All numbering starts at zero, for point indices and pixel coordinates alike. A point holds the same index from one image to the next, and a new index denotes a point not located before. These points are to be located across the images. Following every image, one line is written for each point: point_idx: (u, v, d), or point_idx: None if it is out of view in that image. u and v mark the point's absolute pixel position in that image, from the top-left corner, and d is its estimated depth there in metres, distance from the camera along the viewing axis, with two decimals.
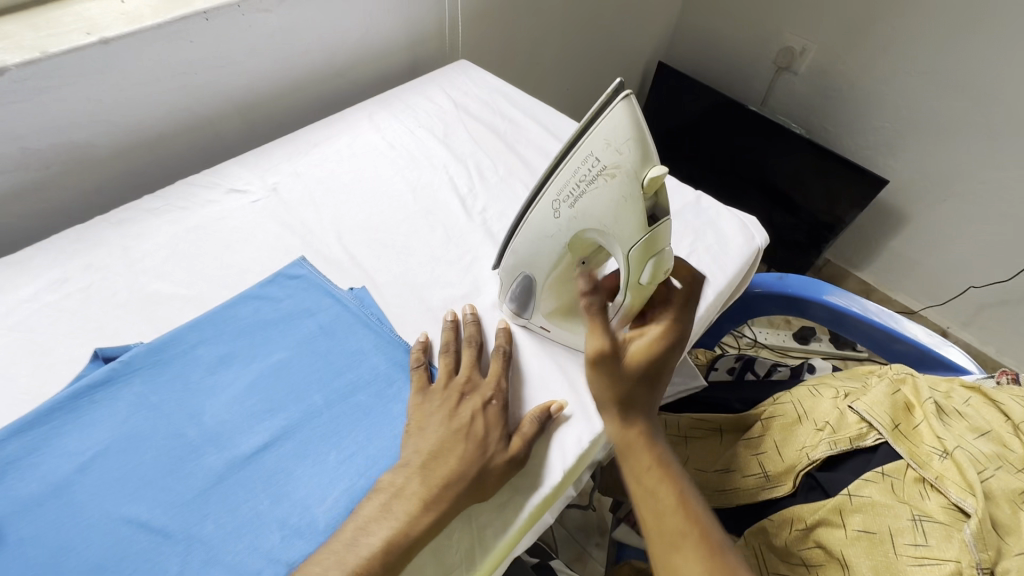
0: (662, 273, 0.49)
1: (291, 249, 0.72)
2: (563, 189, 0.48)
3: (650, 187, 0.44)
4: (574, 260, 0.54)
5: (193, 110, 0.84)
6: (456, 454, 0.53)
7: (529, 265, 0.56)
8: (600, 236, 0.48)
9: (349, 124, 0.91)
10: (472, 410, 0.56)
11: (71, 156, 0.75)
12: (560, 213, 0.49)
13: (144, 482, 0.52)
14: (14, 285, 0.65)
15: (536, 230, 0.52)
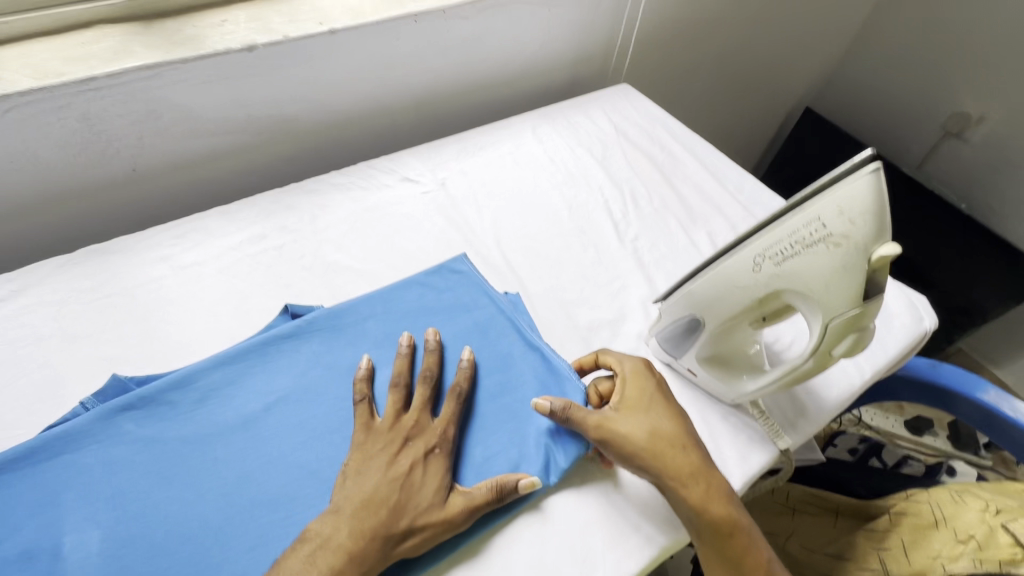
0: (857, 350, 0.48)
1: (453, 245, 0.76)
2: (773, 246, 0.47)
3: (877, 263, 0.44)
4: (752, 315, 0.52)
5: (382, 100, 0.91)
6: (380, 508, 0.50)
7: (698, 310, 0.56)
8: (800, 299, 0.48)
9: (513, 133, 0.95)
10: (412, 460, 0.53)
11: (280, 127, 0.84)
12: (761, 267, 0.48)
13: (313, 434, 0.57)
14: (224, 231, 0.74)
15: (722, 278, 0.52)
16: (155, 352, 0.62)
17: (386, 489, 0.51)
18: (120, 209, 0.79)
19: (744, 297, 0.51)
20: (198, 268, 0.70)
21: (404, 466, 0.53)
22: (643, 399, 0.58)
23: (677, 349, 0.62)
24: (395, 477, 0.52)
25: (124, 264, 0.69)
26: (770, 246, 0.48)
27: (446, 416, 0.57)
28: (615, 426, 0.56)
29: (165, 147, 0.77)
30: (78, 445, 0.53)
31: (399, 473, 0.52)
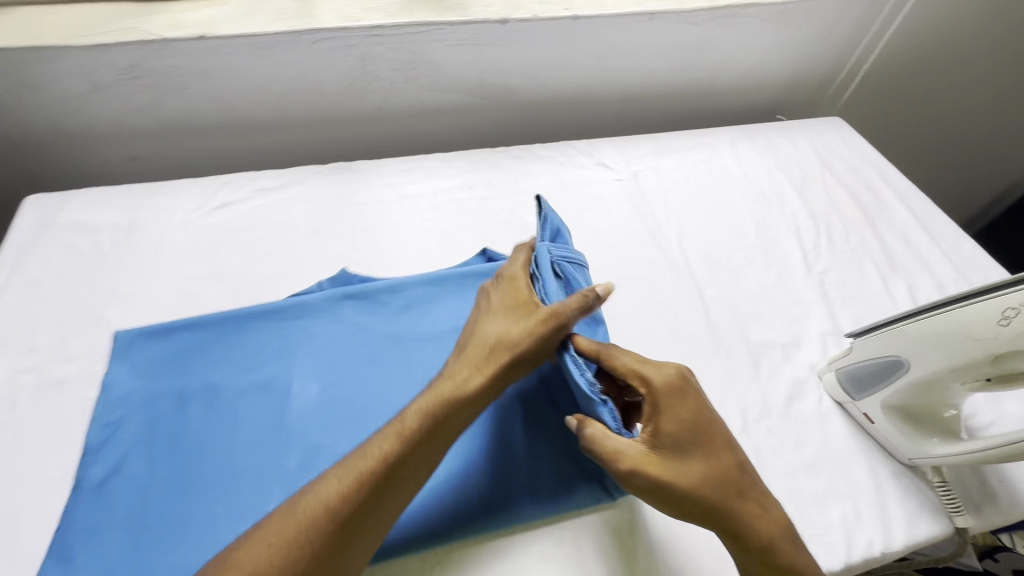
0: None
1: (638, 233, 0.79)
2: None
3: None
4: (978, 370, 0.50)
5: (593, 89, 0.96)
6: (367, 470, 0.45)
7: (909, 355, 0.53)
8: None
9: (711, 143, 0.95)
10: (437, 392, 0.49)
11: (502, 96, 0.93)
12: (1012, 321, 0.46)
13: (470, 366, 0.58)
14: (439, 174, 0.84)
15: (954, 324, 0.49)
16: (374, 259, 0.73)
17: (382, 458, 0.46)
18: (359, 138, 0.93)
19: (978, 349, 0.48)
20: (415, 200, 0.80)
21: (415, 422, 0.47)
22: (709, 432, 0.49)
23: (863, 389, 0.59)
24: (400, 433, 0.47)
25: (360, 183, 0.81)
26: None
27: (497, 299, 0.55)
28: (653, 465, 0.47)
29: (409, 94, 0.88)
30: (315, 314, 0.65)
31: (403, 431, 0.47)
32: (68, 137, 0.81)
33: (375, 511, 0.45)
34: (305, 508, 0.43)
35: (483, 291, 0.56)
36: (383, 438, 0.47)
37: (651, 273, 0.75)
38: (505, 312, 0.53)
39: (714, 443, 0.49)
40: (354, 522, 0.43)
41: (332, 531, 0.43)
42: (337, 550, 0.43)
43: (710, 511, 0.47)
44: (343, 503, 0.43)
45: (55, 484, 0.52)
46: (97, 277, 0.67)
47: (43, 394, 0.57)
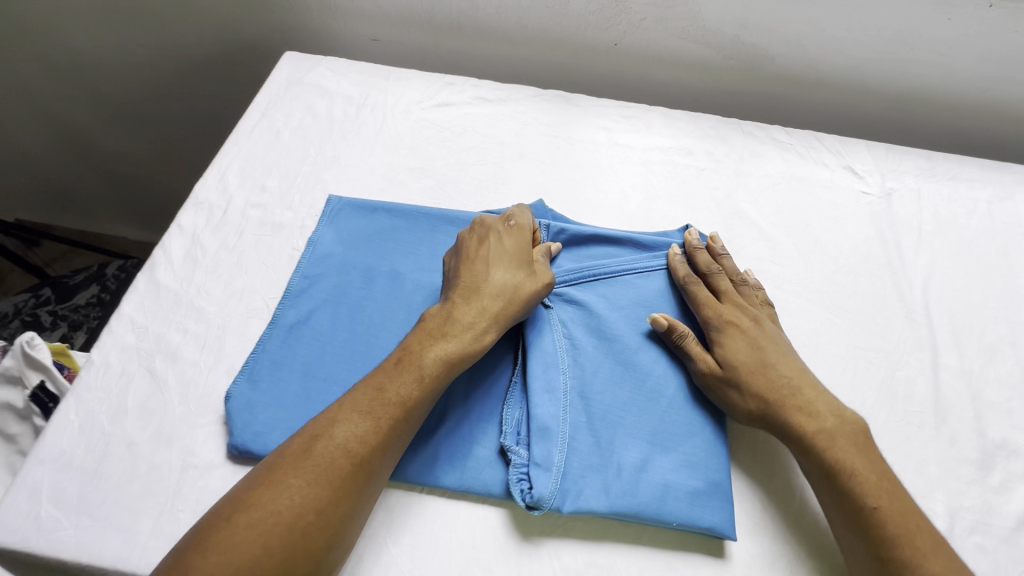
0: None
1: (872, 263, 0.66)
2: None
3: None
4: None
5: (870, 77, 0.79)
6: (379, 412, 0.47)
7: None
8: None
9: (1004, 181, 0.74)
10: (453, 343, 0.51)
11: (752, 60, 0.80)
12: None
13: (525, 353, 0.55)
14: (657, 130, 0.76)
15: None
16: (570, 199, 0.69)
17: (402, 402, 0.47)
18: (581, 71, 0.87)
19: None
20: (626, 150, 0.74)
21: (432, 368, 0.49)
22: (760, 351, 0.54)
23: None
24: (420, 378, 0.49)
25: (574, 117, 0.77)
26: None
27: (510, 247, 0.57)
28: (743, 360, 0.53)
29: (652, 35, 0.80)
30: None
31: (421, 376, 0.49)
32: (328, 5, 0.86)
33: (393, 452, 0.47)
34: (326, 449, 0.44)
35: (472, 232, 0.59)
36: (395, 385, 0.48)
37: (878, 312, 0.62)
38: (513, 262, 0.56)
39: (763, 358, 0.53)
40: (369, 463, 0.45)
41: (353, 472, 0.44)
42: (355, 490, 0.44)
43: (764, 411, 0.51)
44: (362, 445, 0.45)
45: (257, 312, 0.58)
46: (325, 141, 0.72)
47: (263, 232, 0.63)
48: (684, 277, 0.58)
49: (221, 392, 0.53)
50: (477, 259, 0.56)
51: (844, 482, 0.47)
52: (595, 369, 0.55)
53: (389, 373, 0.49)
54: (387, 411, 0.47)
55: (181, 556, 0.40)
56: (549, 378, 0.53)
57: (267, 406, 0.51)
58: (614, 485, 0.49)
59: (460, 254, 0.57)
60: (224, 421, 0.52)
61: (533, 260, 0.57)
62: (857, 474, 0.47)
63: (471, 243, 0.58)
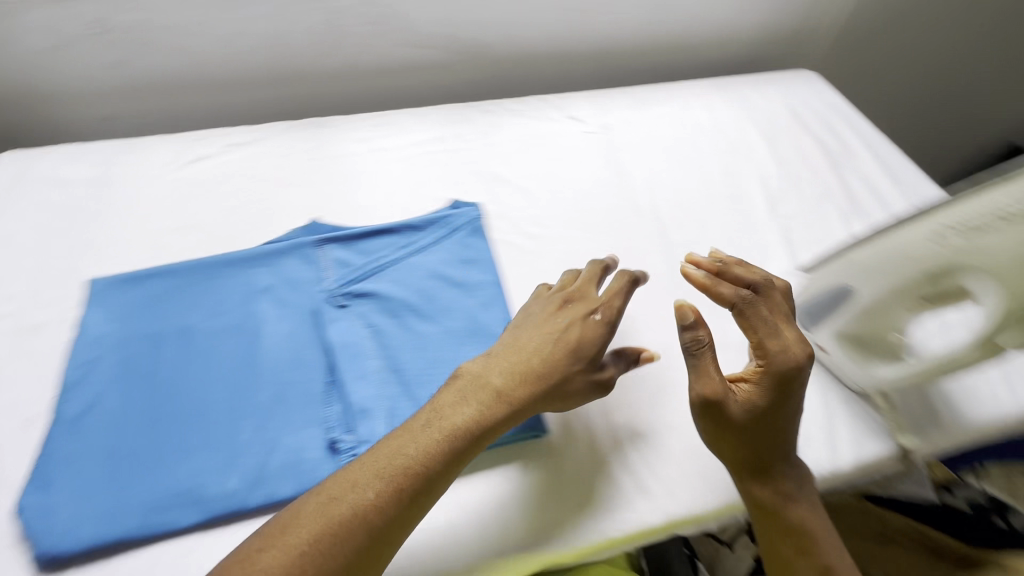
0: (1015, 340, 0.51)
1: (606, 182, 0.80)
2: (965, 216, 0.48)
3: None
4: (913, 292, 0.53)
5: (568, 43, 0.96)
6: (331, 527, 0.42)
7: (861, 277, 0.56)
8: (973, 275, 0.50)
9: (683, 96, 0.95)
10: (435, 442, 0.47)
11: (474, 50, 0.93)
12: (947, 241, 0.49)
13: (331, 354, 0.59)
14: (409, 128, 0.84)
15: (896, 245, 0.53)
16: (345, 208, 0.74)
17: (369, 507, 0.43)
18: (332, 96, 0.92)
19: (917, 267, 0.52)
20: (387, 153, 0.81)
21: (412, 475, 0.46)
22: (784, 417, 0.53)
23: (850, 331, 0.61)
24: (395, 482, 0.45)
25: (332, 137, 0.82)
26: (960, 217, 0.49)
27: (534, 321, 0.56)
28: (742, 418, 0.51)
29: (380, 50, 0.88)
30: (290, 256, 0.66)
31: (388, 475, 0.45)
32: (38, 97, 0.81)
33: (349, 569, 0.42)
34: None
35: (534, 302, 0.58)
36: (374, 494, 0.44)
37: (619, 218, 0.76)
38: (535, 341, 0.54)
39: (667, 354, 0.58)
40: None
41: None
42: None
43: (752, 466, 0.53)
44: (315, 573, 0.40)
45: (36, 420, 0.54)
46: (71, 229, 0.68)
47: (20, 339, 0.59)
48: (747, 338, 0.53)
49: (12, 513, 0.49)
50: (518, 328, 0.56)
51: (780, 525, 0.52)
52: (398, 344, 0.60)
53: (349, 474, 0.45)
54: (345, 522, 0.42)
55: None
56: (357, 366, 0.58)
57: (70, 503, 0.49)
58: None
59: (497, 346, 0.55)
60: (25, 540, 0.48)
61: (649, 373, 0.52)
62: (813, 529, 0.52)
63: (525, 330, 0.56)
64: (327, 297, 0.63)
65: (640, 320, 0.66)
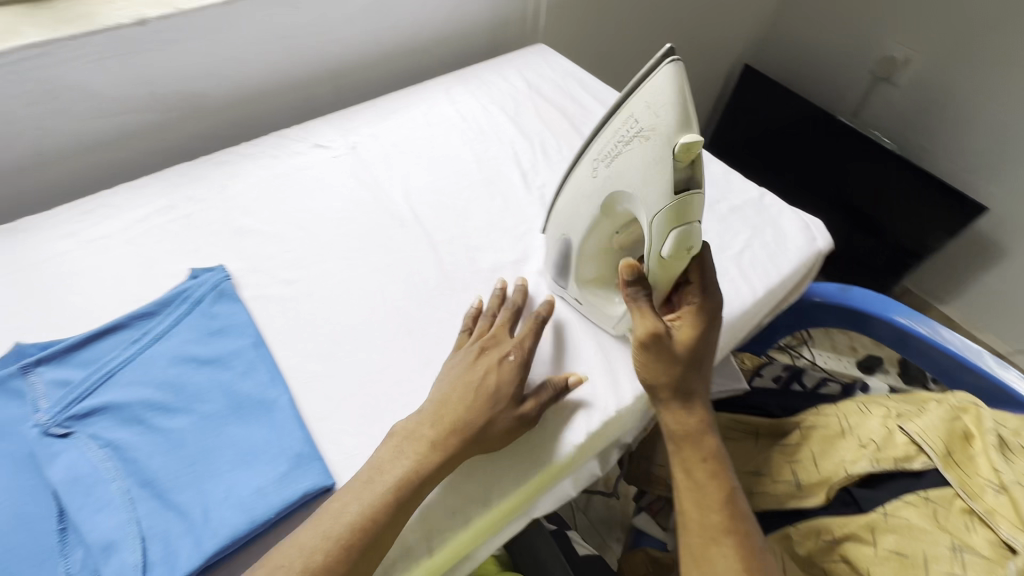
0: (687, 245, 0.56)
1: (363, 203, 0.78)
2: (603, 151, 0.60)
3: (683, 154, 0.52)
4: (607, 227, 0.64)
5: (295, 72, 0.92)
6: None
7: (564, 229, 0.67)
8: (625, 198, 0.59)
9: (427, 96, 0.96)
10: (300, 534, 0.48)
11: (188, 103, 0.85)
12: (597, 171, 0.61)
13: (57, 497, 0.49)
14: (128, 205, 0.75)
15: (578, 183, 0.65)
16: (59, 318, 0.63)
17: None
18: (29, 192, 0.79)
19: (593, 202, 0.62)
20: (104, 240, 0.71)
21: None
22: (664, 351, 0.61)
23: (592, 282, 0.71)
24: None
25: (28, 242, 0.70)
26: (601, 150, 0.60)
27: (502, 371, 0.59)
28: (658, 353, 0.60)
29: (67, 129, 0.77)
30: None
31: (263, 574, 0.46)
32: None
33: None
34: None
35: (461, 358, 0.60)
36: None
37: (382, 235, 0.75)
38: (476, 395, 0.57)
39: (517, 386, 0.59)
40: None
41: None
42: None
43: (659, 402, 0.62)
44: None
45: None
46: None
47: None
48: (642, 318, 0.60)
49: None
50: (450, 386, 0.58)
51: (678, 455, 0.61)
52: (146, 452, 0.53)
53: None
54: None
55: None
56: (94, 498, 0.49)
57: None
58: (203, 534, 0.48)
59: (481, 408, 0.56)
60: None
61: (507, 395, 0.57)
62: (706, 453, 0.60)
63: (439, 387, 0.58)
64: (41, 431, 0.53)
65: (419, 330, 0.66)
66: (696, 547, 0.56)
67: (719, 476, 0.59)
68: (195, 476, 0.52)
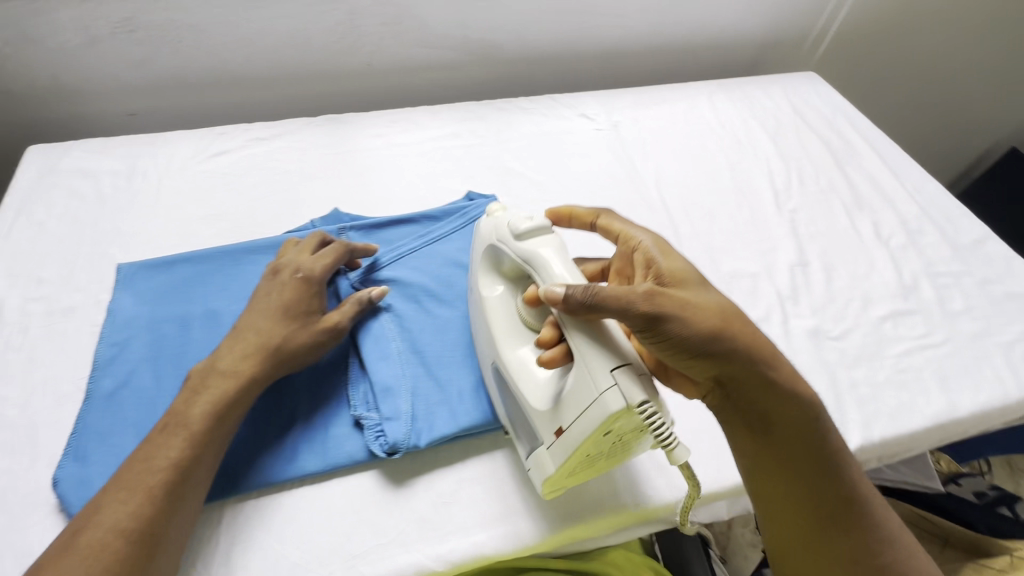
0: (522, 224, 0.53)
1: (617, 178, 0.83)
2: (473, 268, 0.60)
3: (490, 214, 0.59)
4: (505, 325, 0.55)
5: (578, 46, 0.99)
6: (158, 448, 0.46)
7: (490, 353, 0.55)
8: (487, 267, 0.58)
9: (689, 95, 0.97)
10: (217, 392, 0.50)
11: (486, 52, 0.95)
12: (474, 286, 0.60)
13: (354, 336, 0.60)
14: (424, 125, 0.87)
15: (470, 305, 0.60)
16: (365, 201, 0.76)
17: (171, 468, 0.46)
18: (348, 95, 0.95)
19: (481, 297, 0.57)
20: (403, 148, 0.83)
21: (195, 417, 0.48)
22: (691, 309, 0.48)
23: (517, 423, 0.53)
24: (180, 426, 0.48)
25: (349, 133, 0.84)
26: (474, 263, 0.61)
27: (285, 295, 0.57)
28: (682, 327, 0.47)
29: (397, 51, 0.91)
30: None
31: (190, 434, 0.47)
32: (63, 89, 0.83)
33: (180, 502, 0.46)
34: (93, 537, 0.41)
35: (262, 283, 0.59)
36: (188, 426, 0.48)
37: (630, 211, 0.79)
38: (269, 308, 0.56)
39: (303, 304, 0.57)
40: (154, 521, 0.44)
41: (136, 537, 0.42)
42: (142, 552, 0.42)
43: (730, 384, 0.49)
44: (138, 513, 0.43)
45: (69, 397, 0.56)
46: (101, 218, 0.71)
47: (53, 319, 0.61)
48: (612, 292, 0.45)
49: (49, 483, 0.50)
50: (253, 309, 0.56)
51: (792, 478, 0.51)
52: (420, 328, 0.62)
53: (154, 442, 0.47)
54: (159, 489, 0.45)
55: None
56: (380, 347, 0.59)
57: (106, 474, 0.50)
58: (457, 409, 0.56)
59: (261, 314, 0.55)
60: (61, 509, 0.50)
61: (318, 303, 0.58)
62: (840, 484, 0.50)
63: (249, 312, 0.56)
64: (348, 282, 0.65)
65: None
66: (798, 539, 0.52)
67: (850, 514, 0.50)
68: (454, 361, 0.60)
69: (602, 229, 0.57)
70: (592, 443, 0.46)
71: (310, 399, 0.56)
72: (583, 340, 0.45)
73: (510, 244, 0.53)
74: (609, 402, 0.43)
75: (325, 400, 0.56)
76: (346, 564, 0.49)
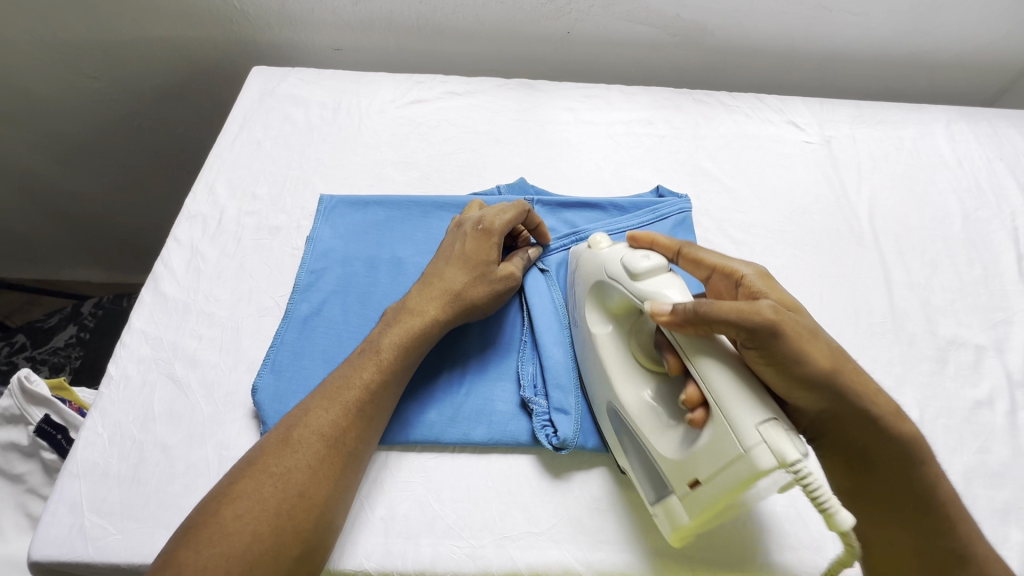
0: (638, 262, 0.47)
1: (823, 201, 0.74)
2: (575, 303, 0.56)
3: (592, 245, 0.54)
4: (631, 372, 0.49)
5: (798, 43, 0.89)
6: (361, 372, 0.48)
7: (608, 395, 0.50)
8: (595, 304, 0.53)
9: (922, 119, 0.84)
10: (408, 327, 0.51)
11: (694, 36, 0.88)
12: (576, 322, 0.56)
13: (531, 316, 0.58)
14: (616, 105, 0.82)
15: (577, 340, 0.56)
16: (550, 176, 0.74)
17: (367, 388, 0.48)
18: (539, 61, 0.93)
19: (594, 338, 0.52)
20: (592, 126, 0.80)
21: (390, 350, 0.50)
22: (801, 336, 0.42)
23: (630, 453, 0.49)
24: (379, 362, 0.49)
25: (541, 100, 0.82)
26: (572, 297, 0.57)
27: (470, 246, 0.56)
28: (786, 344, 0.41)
29: (602, 22, 0.86)
30: None
31: (382, 362, 0.49)
32: (287, 18, 0.88)
33: (370, 434, 0.48)
34: (303, 436, 0.45)
35: (449, 232, 0.59)
36: (386, 354, 0.50)
37: (834, 242, 0.70)
38: (456, 259, 0.56)
39: (488, 255, 0.56)
40: (349, 445, 0.46)
41: (336, 453, 0.45)
42: (336, 471, 0.44)
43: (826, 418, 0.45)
44: (336, 429, 0.45)
45: (269, 311, 0.60)
46: (308, 146, 0.75)
47: (261, 236, 0.66)
48: (727, 304, 0.41)
49: (246, 387, 0.55)
50: (440, 258, 0.57)
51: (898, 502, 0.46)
52: None
53: (354, 364, 0.49)
54: (354, 414, 0.47)
55: (190, 521, 0.41)
56: (555, 333, 0.57)
57: (295, 393, 0.53)
58: None
59: (449, 262, 0.56)
60: (253, 414, 0.53)
61: (496, 254, 0.56)
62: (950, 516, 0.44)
63: (435, 260, 0.57)
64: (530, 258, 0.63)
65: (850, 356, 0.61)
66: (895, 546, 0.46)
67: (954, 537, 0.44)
68: None
69: (689, 258, 0.51)
70: (727, 495, 0.40)
71: (482, 370, 0.56)
72: (707, 362, 0.41)
73: (626, 284, 0.47)
74: (759, 458, 0.37)
75: (495, 375, 0.56)
76: (497, 543, 0.48)
